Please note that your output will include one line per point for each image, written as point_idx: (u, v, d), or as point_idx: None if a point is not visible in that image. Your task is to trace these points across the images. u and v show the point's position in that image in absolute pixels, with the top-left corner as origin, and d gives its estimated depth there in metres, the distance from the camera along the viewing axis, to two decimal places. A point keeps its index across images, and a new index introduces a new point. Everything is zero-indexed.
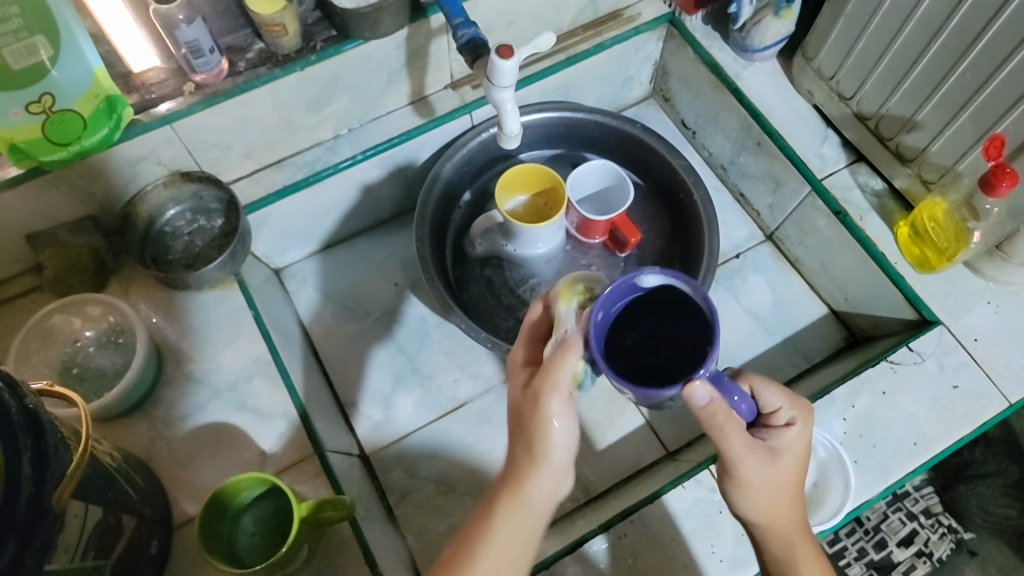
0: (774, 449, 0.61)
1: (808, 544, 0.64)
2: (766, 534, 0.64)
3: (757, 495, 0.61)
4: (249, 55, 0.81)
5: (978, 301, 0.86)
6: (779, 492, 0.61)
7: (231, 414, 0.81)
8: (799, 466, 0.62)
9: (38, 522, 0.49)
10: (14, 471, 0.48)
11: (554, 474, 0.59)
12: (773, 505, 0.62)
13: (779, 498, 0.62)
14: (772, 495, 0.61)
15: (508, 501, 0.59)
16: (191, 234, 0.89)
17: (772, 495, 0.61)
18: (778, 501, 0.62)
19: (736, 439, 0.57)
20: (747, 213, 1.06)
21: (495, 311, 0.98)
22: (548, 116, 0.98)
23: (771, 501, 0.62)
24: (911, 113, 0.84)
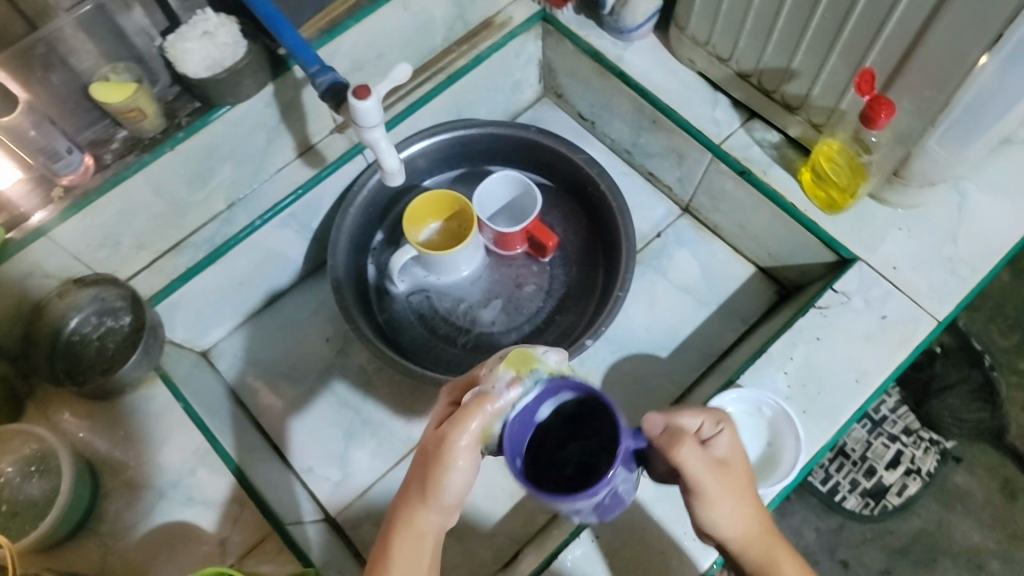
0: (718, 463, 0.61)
1: (787, 549, 0.64)
2: (740, 535, 0.63)
3: (720, 498, 0.61)
4: (113, 146, 0.79)
5: (889, 229, 0.87)
6: (734, 488, 0.62)
7: (178, 513, 0.78)
8: (716, 491, 0.61)
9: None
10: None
11: (444, 500, 0.57)
12: (736, 509, 0.62)
13: (738, 504, 0.62)
14: (733, 499, 0.62)
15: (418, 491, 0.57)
16: (101, 337, 0.86)
17: (731, 497, 0.62)
18: (739, 504, 0.62)
19: (682, 451, 0.58)
20: (660, 190, 1.06)
21: (433, 344, 0.96)
22: (441, 138, 0.97)
23: (732, 504, 0.62)
24: (786, 62, 0.84)
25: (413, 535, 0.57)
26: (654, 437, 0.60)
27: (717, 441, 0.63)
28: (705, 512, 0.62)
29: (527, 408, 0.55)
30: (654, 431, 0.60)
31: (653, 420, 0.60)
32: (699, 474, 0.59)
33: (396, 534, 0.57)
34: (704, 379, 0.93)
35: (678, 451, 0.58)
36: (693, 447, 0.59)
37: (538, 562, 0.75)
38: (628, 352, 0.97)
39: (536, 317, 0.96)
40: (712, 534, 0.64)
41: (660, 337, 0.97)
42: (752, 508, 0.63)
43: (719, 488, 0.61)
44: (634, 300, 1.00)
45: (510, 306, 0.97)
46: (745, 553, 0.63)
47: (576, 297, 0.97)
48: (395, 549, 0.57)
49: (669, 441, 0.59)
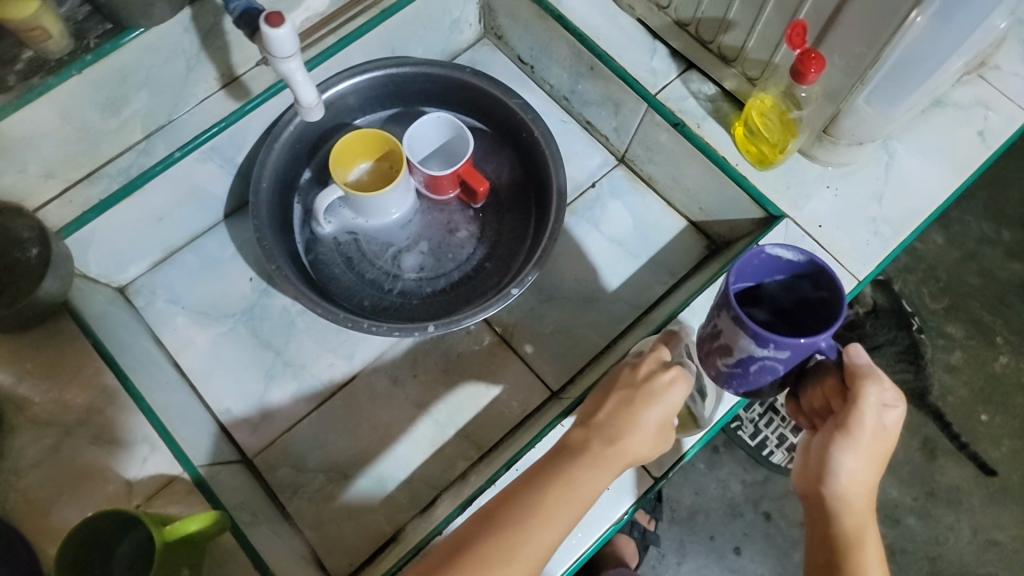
0: (881, 423, 0.60)
1: (874, 537, 0.65)
2: (855, 494, 0.63)
3: (863, 451, 0.61)
4: (15, 66, 0.73)
5: (817, 187, 0.87)
6: (880, 451, 0.62)
7: (85, 450, 0.76)
8: (865, 446, 0.61)
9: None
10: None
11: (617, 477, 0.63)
12: (865, 469, 0.62)
13: (867, 468, 0.62)
14: (873, 459, 0.62)
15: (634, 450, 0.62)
16: (7, 270, 0.80)
17: (874, 456, 0.61)
18: (873, 464, 0.62)
19: (874, 393, 0.58)
20: (596, 140, 1.05)
21: (360, 287, 0.94)
22: (374, 76, 0.94)
23: (868, 463, 0.62)
24: (723, 12, 0.83)
25: (580, 493, 0.59)
26: (857, 367, 0.59)
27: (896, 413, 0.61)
28: (838, 457, 0.61)
29: (767, 257, 0.61)
30: (855, 361, 0.59)
31: (859, 353, 0.60)
32: (868, 420, 0.59)
33: (591, 473, 0.60)
34: (626, 334, 0.93)
35: (866, 387, 0.58)
36: (879, 396, 0.58)
37: (454, 509, 0.76)
38: (555, 301, 0.96)
39: (466, 264, 0.95)
40: (827, 481, 0.63)
41: (590, 287, 0.97)
42: (878, 474, 0.63)
43: (870, 443, 0.61)
44: (564, 250, 0.99)
45: (438, 252, 0.96)
46: (844, 511, 0.63)
47: (508, 244, 0.96)
48: (587, 489, 0.59)
49: (867, 378, 0.58)
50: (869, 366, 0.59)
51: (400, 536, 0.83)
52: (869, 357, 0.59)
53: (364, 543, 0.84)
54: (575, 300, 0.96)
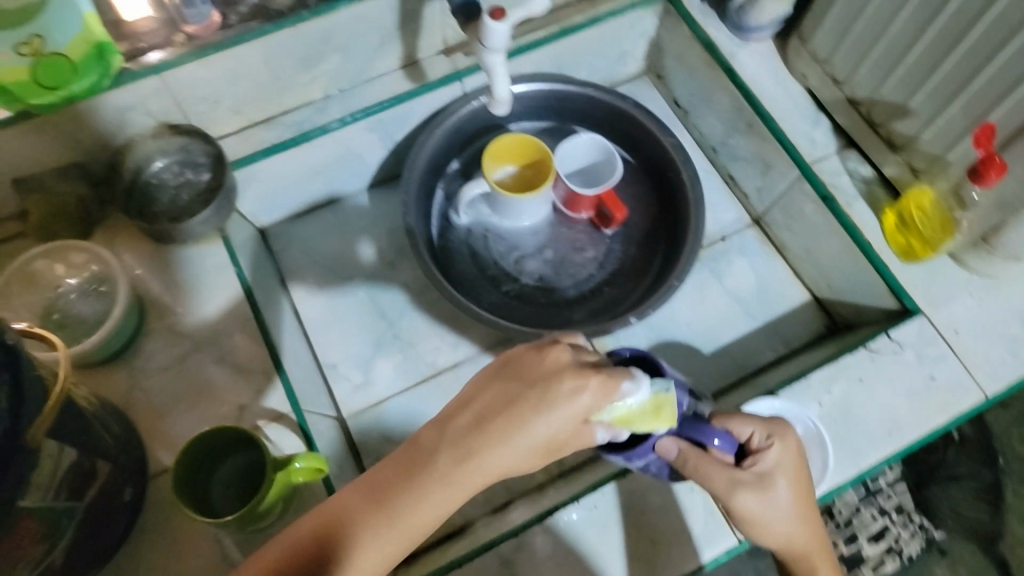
0: (761, 475, 0.67)
1: None
2: (804, 550, 0.68)
3: (771, 517, 0.67)
4: (241, 9, 0.81)
5: (958, 293, 0.86)
6: (790, 507, 0.67)
7: (208, 367, 0.82)
8: (763, 514, 0.67)
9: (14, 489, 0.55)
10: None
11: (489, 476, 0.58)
12: (793, 529, 0.67)
13: (795, 526, 0.67)
14: (791, 516, 0.67)
15: (494, 454, 0.56)
16: (178, 187, 0.88)
17: (785, 516, 0.67)
18: (795, 522, 0.67)
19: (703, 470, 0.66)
20: (735, 196, 1.06)
21: (478, 280, 0.97)
22: (540, 87, 0.98)
23: (790, 523, 0.67)
24: (903, 100, 0.84)
25: (431, 504, 0.55)
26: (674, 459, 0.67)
27: (765, 453, 0.67)
28: (758, 531, 0.68)
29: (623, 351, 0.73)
30: (668, 453, 0.68)
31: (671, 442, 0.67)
32: (734, 495, 0.66)
33: (441, 485, 0.56)
34: (726, 394, 0.92)
35: (699, 467, 0.66)
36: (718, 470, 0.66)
37: (532, 516, 0.78)
38: (664, 341, 0.96)
39: (583, 284, 0.97)
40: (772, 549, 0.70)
41: (701, 335, 0.97)
42: (816, 523, 0.68)
43: (763, 506, 0.66)
44: (681, 294, 0.99)
45: (558, 264, 0.98)
46: (805, 568, 0.69)
47: (629, 273, 0.97)
48: (432, 497, 0.55)
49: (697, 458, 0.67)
50: (677, 453, 0.67)
51: (468, 529, 0.85)
52: (675, 445, 0.67)
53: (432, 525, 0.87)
54: (683, 344, 0.96)
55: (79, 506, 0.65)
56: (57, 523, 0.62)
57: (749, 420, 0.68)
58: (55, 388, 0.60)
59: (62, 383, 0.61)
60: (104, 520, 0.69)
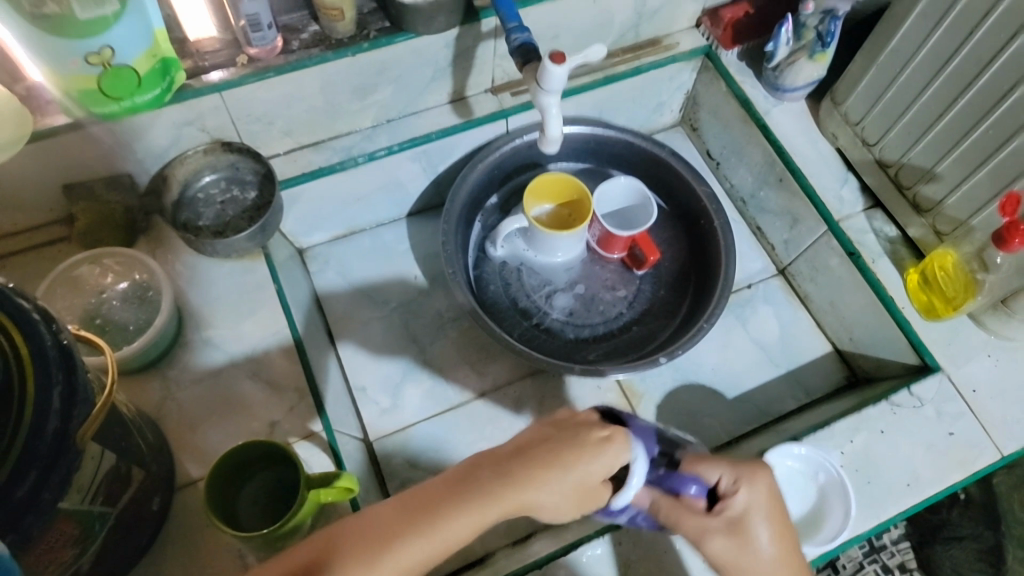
0: (731, 522, 0.64)
1: None
2: None
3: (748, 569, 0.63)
4: (303, 35, 0.84)
5: (977, 353, 0.89)
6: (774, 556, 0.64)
7: (244, 382, 0.82)
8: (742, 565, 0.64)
9: (61, 492, 0.52)
10: (40, 406, 0.50)
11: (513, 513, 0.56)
12: None
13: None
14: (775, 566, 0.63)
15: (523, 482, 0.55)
16: (224, 202, 0.90)
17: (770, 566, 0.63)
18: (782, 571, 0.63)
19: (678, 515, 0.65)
20: (762, 246, 1.09)
21: (510, 312, 0.99)
22: (581, 130, 1.01)
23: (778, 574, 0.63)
24: (931, 164, 0.87)
25: (456, 524, 0.53)
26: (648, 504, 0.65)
27: (732, 498, 0.65)
28: None
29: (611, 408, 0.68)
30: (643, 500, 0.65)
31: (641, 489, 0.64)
32: (708, 544, 0.64)
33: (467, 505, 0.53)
34: (743, 441, 0.93)
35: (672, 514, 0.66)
36: (688, 518, 0.65)
37: (557, 548, 0.77)
38: (688, 383, 0.98)
39: (613, 322, 0.99)
40: None
41: (724, 379, 0.99)
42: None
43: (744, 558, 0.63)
44: (707, 338, 1.01)
45: (588, 301, 1.00)
46: None
47: (657, 315, 0.99)
48: (457, 517, 0.53)
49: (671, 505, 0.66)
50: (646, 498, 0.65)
51: (489, 559, 0.84)
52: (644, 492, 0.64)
53: (453, 553, 0.86)
54: (707, 387, 0.98)
55: (112, 511, 0.63)
56: (91, 528, 0.60)
57: (714, 465, 0.66)
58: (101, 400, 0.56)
59: (109, 395, 0.56)
60: (130, 532, 0.67)
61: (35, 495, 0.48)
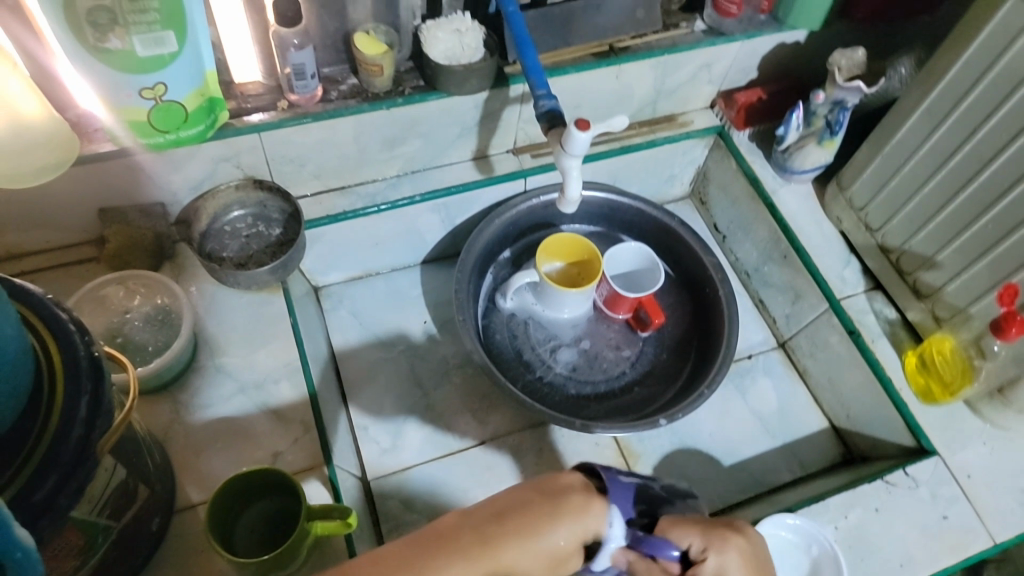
0: None
1: None
2: None
3: None
4: (342, 87, 0.89)
5: (973, 439, 0.90)
6: None
7: (251, 411, 0.84)
8: None
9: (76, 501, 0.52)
10: (67, 411, 0.51)
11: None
12: None
13: None
14: None
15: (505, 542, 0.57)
16: (249, 237, 0.92)
17: None
18: None
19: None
20: (764, 319, 1.11)
21: (515, 363, 1.01)
22: (596, 195, 1.05)
23: None
24: (932, 252, 0.91)
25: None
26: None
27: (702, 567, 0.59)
28: None
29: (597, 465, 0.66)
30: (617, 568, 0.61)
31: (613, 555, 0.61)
32: None
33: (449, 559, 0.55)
34: (739, 509, 0.94)
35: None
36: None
37: None
38: (685, 448, 0.99)
39: (615, 381, 1.01)
40: None
41: (721, 447, 1.00)
42: None
43: None
44: (706, 404, 1.03)
45: (592, 359, 1.02)
46: None
47: (658, 378, 1.02)
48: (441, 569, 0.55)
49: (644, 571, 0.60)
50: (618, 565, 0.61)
51: None
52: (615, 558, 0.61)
53: None
54: (704, 453, 0.99)
55: (115, 526, 0.64)
56: (93, 540, 0.61)
57: (687, 528, 0.60)
58: (122, 415, 0.57)
59: (129, 412, 0.57)
60: (129, 549, 0.68)
61: (53, 501, 0.49)
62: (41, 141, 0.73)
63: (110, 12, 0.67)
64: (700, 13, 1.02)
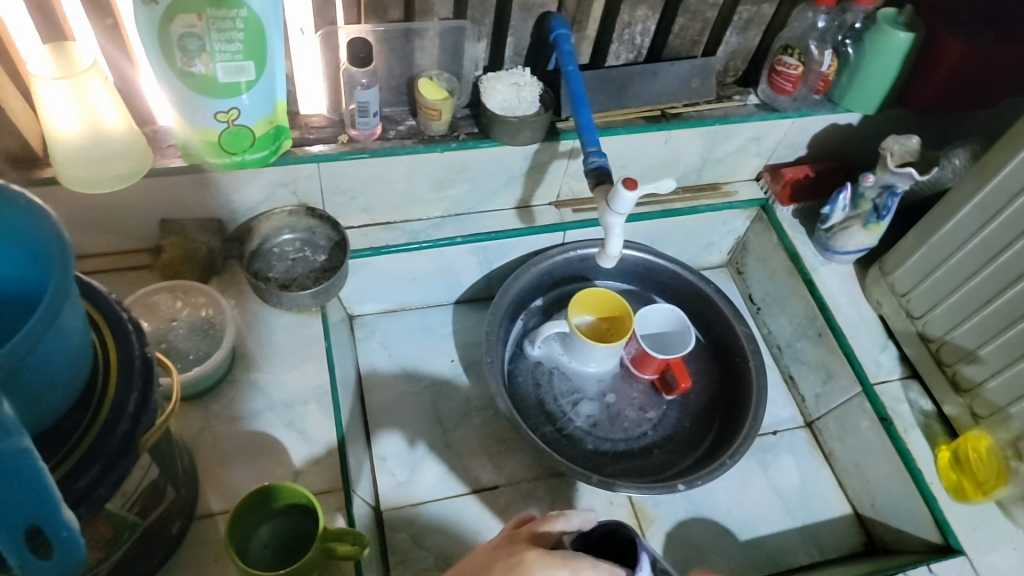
0: None
1: None
2: None
3: None
4: (400, 127, 0.93)
5: (1002, 543, 0.87)
6: None
7: (277, 429, 0.85)
8: None
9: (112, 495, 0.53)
10: (115, 408, 0.54)
11: None
12: None
13: None
14: None
15: None
16: (295, 260, 0.96)
17: None
18: None
19: None
20: (792, 395, 1.10)
21: (537, 412, 1.01)
22: (632, 255, 1.07)
23: None
24: (973, 346, 0.90)
25: None
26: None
27: None
28: None
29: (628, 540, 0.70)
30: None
31: None
32: None
33: None
34: None
35: None
36: None
37: None
38: (701, 517, 0.97)
39: (636, 441, 1.00)
40: None
41: (739, 520, 0.98)
42: None
43: None
44: (726, 477, 1.01)
45: (614, 416, 1.02)
46: None
47: (680, 443, 1.01)
48: None
49: None
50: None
51: None
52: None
53: None
54: (719, 525, 0.97)
55: (141, 523, 0.65)
56: (120, 535, 0.62)
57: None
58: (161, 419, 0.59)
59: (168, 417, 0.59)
60: (149, 548, 0.69)
61: (93, 489, 0.51)
62: (120, 150, 0.78)
63: (199, 40, 0.73)
64: (755, 88, 1.05)
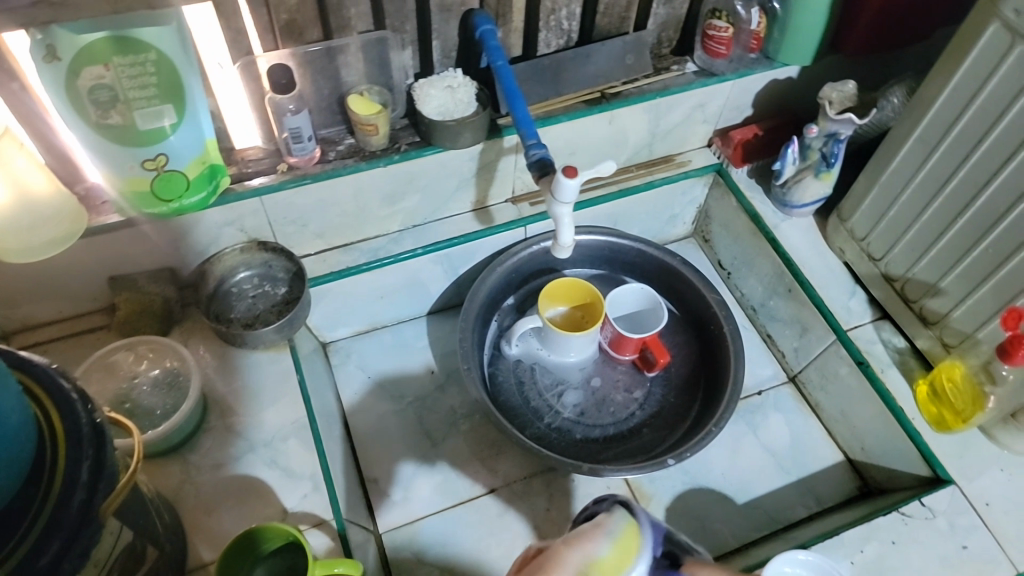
0: None
1: None
2: None
3: None
4: (339, 147, 0.92)
5: (990, 466, 0.88)
6: None
7: (260, 469, 0.84)
8: None
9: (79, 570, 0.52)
10: (69, 480, 0.53)
11: None
12: None
13: None
14: None
15: None
16: (255, 297, 0.94)
17: None
18: None
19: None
20: (773, 353, 1.11)
21: (523, 410, 1.01)
22: (597, 239, 1.06)
23: None
24: (934, 279, 0.90)
25: None
26: None
27: None
28: None
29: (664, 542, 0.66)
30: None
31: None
32: None
33: None
34: (752, 549, 0.92)
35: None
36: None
37: None
38: (697, 487, 0.98)
39: (624, 423, 1.00)
40: None
41: (735, 484, 0.98)
42: None
43: None
44: (718, 443, 1.01)
45: (599, 402, 1.02)
46: None
47: (668, 418, 1.01)
48: None
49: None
50: None
51: None
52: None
53: None
54: (716, 492, 0.97)
55: None
56: None
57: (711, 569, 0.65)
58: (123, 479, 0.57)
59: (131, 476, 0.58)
60: None
61: (56, 567, 0.50)
62: (49, 215, 0.76)
63: (110, 90, 0.72)
64: (691, 55, 1.05)
